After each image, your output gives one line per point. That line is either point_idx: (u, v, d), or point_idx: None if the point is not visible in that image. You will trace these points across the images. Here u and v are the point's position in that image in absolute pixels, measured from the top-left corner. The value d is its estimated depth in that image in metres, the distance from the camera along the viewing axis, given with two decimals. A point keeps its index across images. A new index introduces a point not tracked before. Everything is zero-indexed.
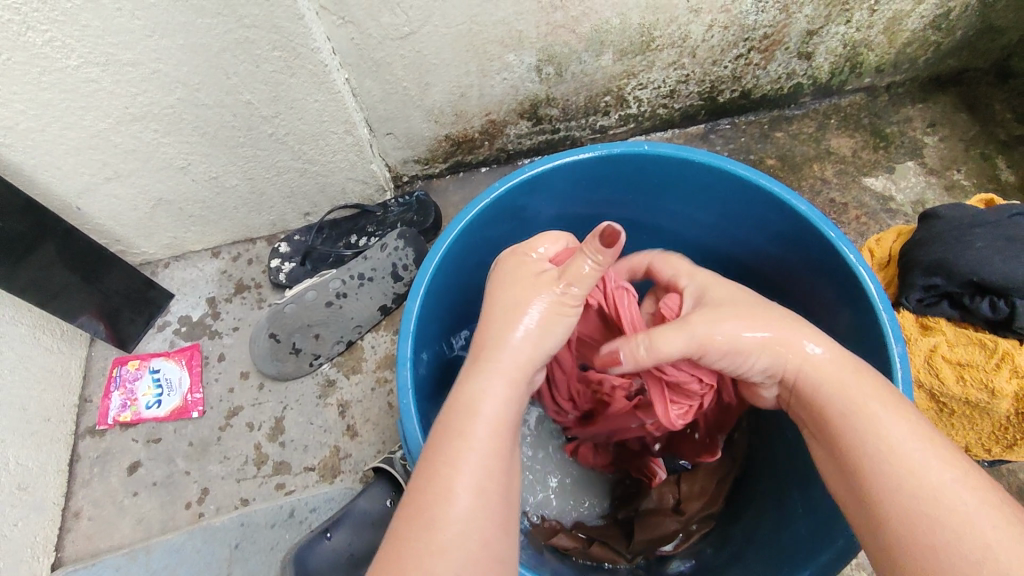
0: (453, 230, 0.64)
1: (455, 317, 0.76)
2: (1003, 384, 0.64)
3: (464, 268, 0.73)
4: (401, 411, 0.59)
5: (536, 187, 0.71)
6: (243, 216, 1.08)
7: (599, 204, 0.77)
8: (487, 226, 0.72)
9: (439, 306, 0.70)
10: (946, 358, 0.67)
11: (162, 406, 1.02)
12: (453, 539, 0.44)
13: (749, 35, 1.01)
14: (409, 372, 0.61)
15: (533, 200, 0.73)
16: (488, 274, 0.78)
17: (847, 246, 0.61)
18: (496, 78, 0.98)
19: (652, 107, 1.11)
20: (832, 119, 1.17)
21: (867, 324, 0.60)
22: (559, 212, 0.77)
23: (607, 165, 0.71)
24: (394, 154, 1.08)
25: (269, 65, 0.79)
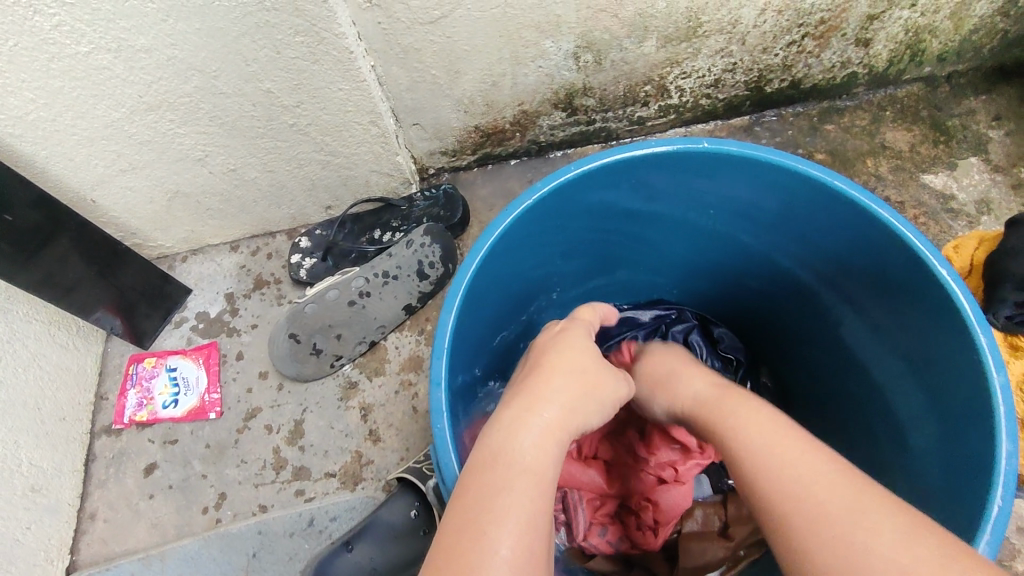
0: (495, 238, 0.58)
1: (490, 329, 0.70)
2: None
3: (501, 275, 0.67)
4: (435, 438, 0.54)
5: (580, 187, 0.65)
6: (263, 209, 1.04)
7: (649, 205, 0.71)
8: (528, 229, 0.66)
9: (475, 318, 0.65)
10: None
11: (180, 406, 0.98)
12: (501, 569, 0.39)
13: (803, 21, 0.93)
14: (444, 393, 0.56)
15: (576, 201, 0.67)
16: (525, 281, 0.73)
17: (936, 259, 0.54)
18: (531, 66, 0.91)
19: (694, 98, 1.04)
20: (888, 111, 1.09)
21: (958, 347, 0.54)
22: (602, 214, 0.71)
23: (661, 163, 0.64)
24: (420, 146, 1.03)
25: (292, 51, 0.74)
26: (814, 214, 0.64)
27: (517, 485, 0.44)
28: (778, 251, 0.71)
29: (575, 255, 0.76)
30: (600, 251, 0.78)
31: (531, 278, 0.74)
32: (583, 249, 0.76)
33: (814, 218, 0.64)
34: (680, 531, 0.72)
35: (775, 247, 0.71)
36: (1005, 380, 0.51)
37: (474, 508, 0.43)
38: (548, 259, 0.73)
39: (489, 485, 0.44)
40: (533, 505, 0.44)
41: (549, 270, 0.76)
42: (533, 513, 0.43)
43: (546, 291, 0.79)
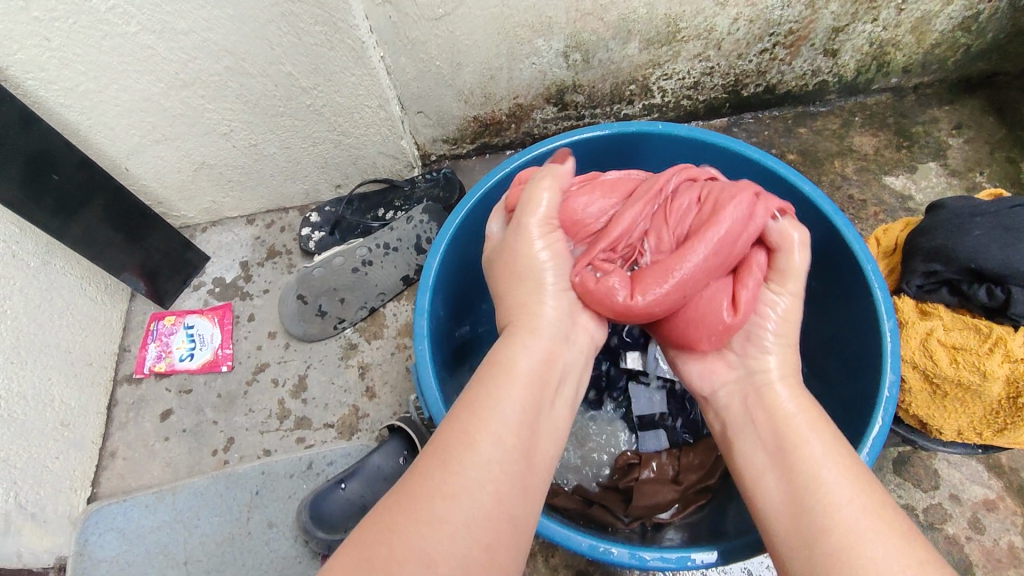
0: (474, 201, 0.69)
1: (472, 282, 0.81)
2: (995, 366, 0.66)
3: (481, 234, 0.78)
4: (417, 357, 0.64)
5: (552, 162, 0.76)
6: (279, 184, 1.14)
7: None
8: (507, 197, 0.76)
9: (455, 270, 0.75)
10: (941, 341, 0.69)
11: (195, 359, 1.08)
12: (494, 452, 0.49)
13: (774, 30, 1.03)
14: (427, 322, 0.66)
15: None
16: None
17: (846, 227, 0.64)
18: (524, 62, 1.01)
19: (676, 98, 1.14)
20: (857, 117, 1.19)
21: (865, 304, 0.64)
22: None
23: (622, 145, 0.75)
24: (424, 133, 1.13)
25: (311, 38, 0.85)
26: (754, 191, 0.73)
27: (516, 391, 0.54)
28: None
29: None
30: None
31: None
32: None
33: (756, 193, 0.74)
34: (637, 479, 0.81)
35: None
36: (893, 325, 0.61)
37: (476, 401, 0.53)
38: None
39: (490, 392, 0.54)
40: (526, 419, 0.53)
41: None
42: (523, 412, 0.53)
43: None
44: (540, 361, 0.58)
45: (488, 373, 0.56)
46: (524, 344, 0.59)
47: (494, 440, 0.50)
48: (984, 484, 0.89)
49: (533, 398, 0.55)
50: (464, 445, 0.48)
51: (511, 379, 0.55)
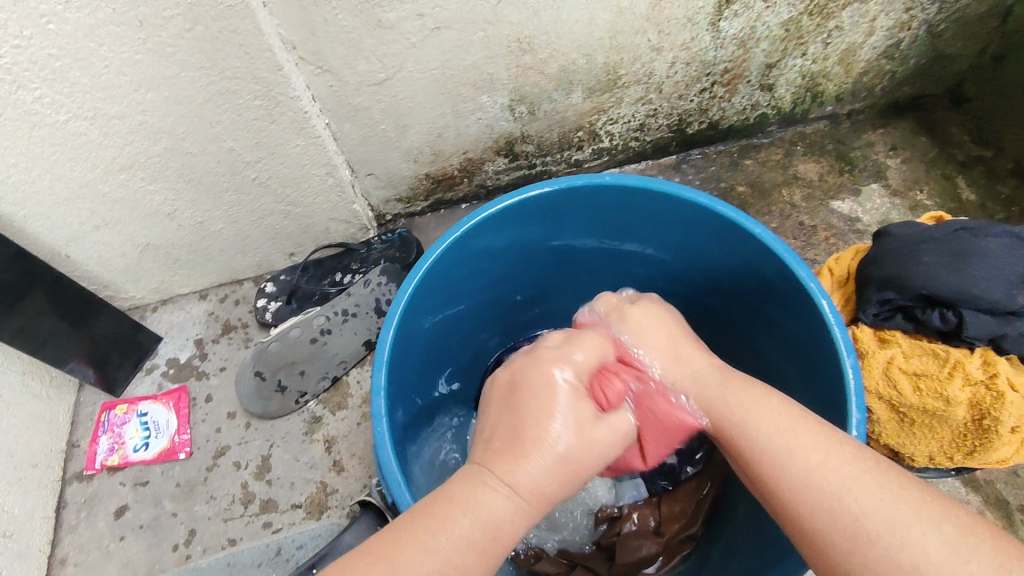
0: (422, 268, 0.66)
1: (426, 349, 0.78)
2: (956, 392, 0.65)
3: (434, 301, 0.75)
4: (376, 442, 0.60)
5: (501, 221, 0.73)
6: (231, 257, 1.11)
7: (565, 235, 0.80)
8: (458, 259, 0.74)
9: (411, 340, 0.72)
10: (902, 368, 0.68)
11: (150, 448, 1.02)
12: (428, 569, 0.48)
13: (710, 70, 1.05)
14: (383, 404, 0.62)
15: (501, 232, 0.75)
16: (459, 308, 0.81)
17: (799, 266, 0.64)
18: (470, 118, 1.02)
19: (623, 141, 1.15)
20: (798, 146, 1.22)
21: (823, 341, 0.63)
22: (522, 246, 0.79)
23: (570, 197, 0.73)
24: (376, 195, 1.13)
25: (251, 113, 0.84)
26: (707, 234, 0.73)
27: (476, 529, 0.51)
28: (677, 271, 0.81)
29: (505, 282, 0.84)
30: (532, 276, 0.86)
31: (464, 306, 0.82)
32: (513, 275, 0.84)
33: (710, 235, 0.73)
34: (619, 533, 0.78)
35: (681, 264, 0.80)
36: (855, 362, 0.60)
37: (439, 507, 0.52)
38: (475, 288, 0.81)
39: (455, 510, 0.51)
40: (485, 546, 0.51)
41: (484, 296, 0.84)
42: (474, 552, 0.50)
43: (477, 319, 0.86)
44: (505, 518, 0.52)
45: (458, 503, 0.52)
46: (496, 492, 0.53)
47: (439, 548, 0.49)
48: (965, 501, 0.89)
49: (488, 550, 0.51)
50: (425, 541, 0.49)
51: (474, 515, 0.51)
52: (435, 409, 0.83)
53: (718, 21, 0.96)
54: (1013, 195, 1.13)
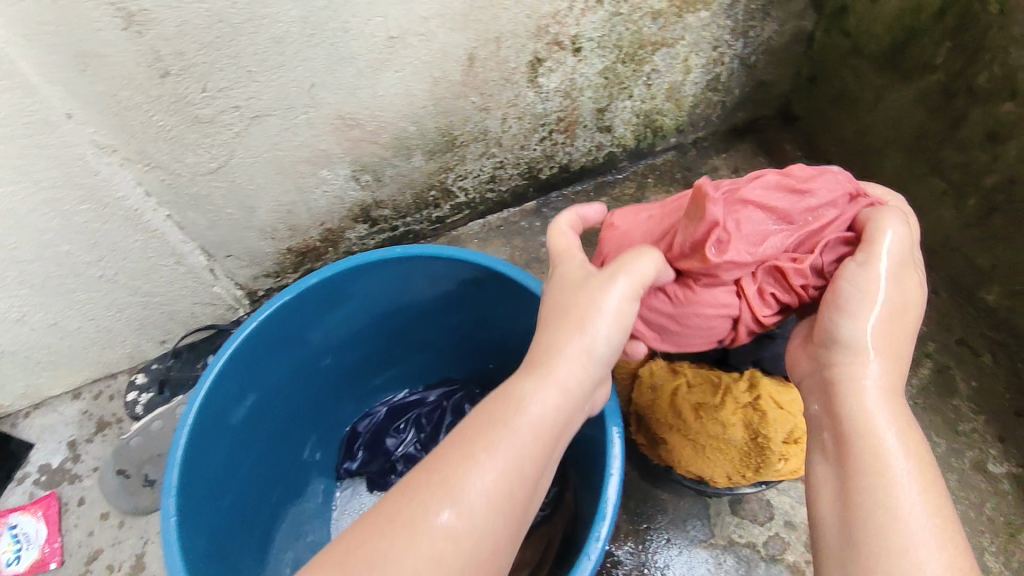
0: (215, 360, 0.70)
1: (255, 431, 0.83)
2: (729, 416, 0.75)
3: (252, 386, 0.80)
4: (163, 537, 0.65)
5: (307, 303, 0.78)
6: (97, 354, 1.10)
7: (383, 305, 0.86)
8: (269, 344, 0.78)
9: (220, 428, 0.76)
10: (686, 397, 0.78)
11: (20, 562, 1.00)
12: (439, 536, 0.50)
13: (544, 121, 1.11)
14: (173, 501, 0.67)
15: (313, 313, 0.81)
16: (291, 386, 0.86)
17: None
18: (316, 193, 1.05)
19: (479, 194, 1.20)
20: (649, 179, 1.30)
21: None
22: (345, 321, 0.85)
23: (370, 272, 0.79)
24: (241, 274, 1.13)
25: (80, 217, 0.86)
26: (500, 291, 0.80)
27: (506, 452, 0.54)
28: (494, 326, 0.88)
29: (332, 355, 0.88)
30: (360, 344, 0.90)
31: (296, 383, 0.87)
32: (338, 346, 0.88)
33: (506, 293, 0.80)
34: None
35: (496, 320, 0.87)
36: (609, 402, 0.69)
37: (469, 448, 0.54)
38: (307, 365, 0.86)
39: (486, 441, 0.54)
40: (510, 491, 0.53)
41: (314, 371, 0.88)
42: (491, 504, 0.52)
43: (321, 392, 0.92)
44: (528, 443, 0.55)
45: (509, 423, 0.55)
46: (506, 431, 0.55)
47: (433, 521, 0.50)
48: None
49: (500, 510, 0.52)
50: (419, 508, 0.51)
51: (510, 430, 0.55)
52: (279, 485, 0.88)
53: (536, 78, 1.03)
54: None
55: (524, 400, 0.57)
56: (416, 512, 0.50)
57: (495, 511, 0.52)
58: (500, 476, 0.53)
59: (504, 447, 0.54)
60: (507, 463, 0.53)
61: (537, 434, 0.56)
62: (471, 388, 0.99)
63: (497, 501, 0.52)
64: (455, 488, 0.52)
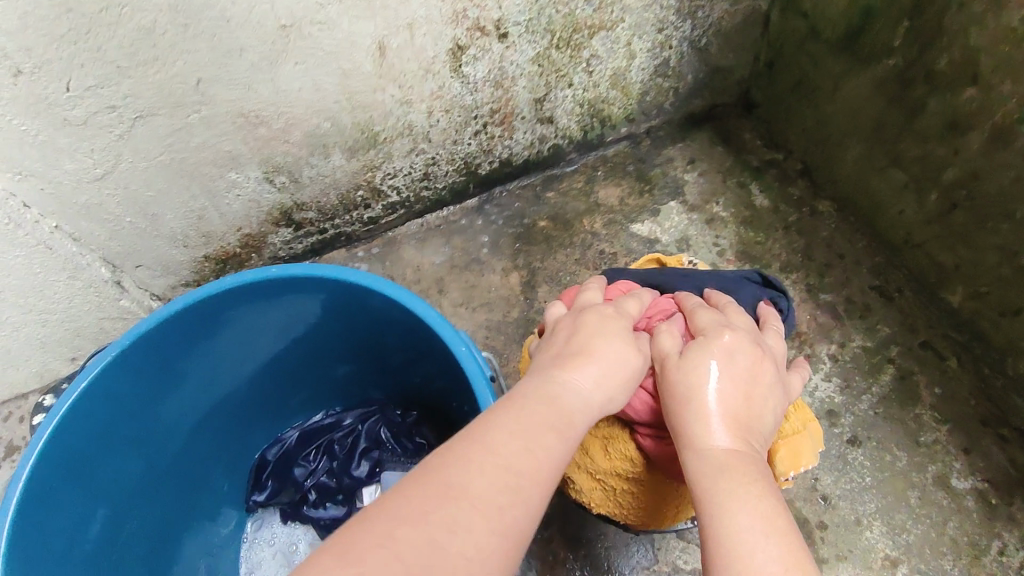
0: (60, 400, 0.63)
1: (129, 470, 0.76)
2: (631, 448, 0.68)
3: (122, 418, 0.73)
4: None
5: (180, 328, 0.71)
6: (2, 374, 1.03)
7: (274, 328, 0.79)
8: (137, 374, 0.72)
9: (79, 471, 0.69)
10: (592, 433, 0.71)
11: None
12: (455, 543, 0.42)
13: (476, 113, 1.03)
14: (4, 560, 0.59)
15: (190, 339, 0.74)
16: (174, 415, 0.80)
17: (460, 344, 0.67)
18: (228, 196, 0.97)
19: (414, 192, 1.12)
20: (599, 172, 1.22)
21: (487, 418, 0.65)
22: (230, 345, 0.78)
23: (249, 295, 0.72)
24: (157, 284, 1.06)
25: None
26: (395, 315, 0.74)
27: (532, 474, 0.48)
28: (399, 347, 0.83)
29: (220, 381, 0.82)
30: (254, 368, 0.84)
31: (180, 412, 0.80)
32: (228, 370, 0.82)
33: (398, 318, 0.74)
34: None
35: (400, 344, 0.81)
36: None
37: (503, 453, 0.48)
38: (193, 392, 0.80)
39: (514, 446, 0.49)
40: (521, 512, 0.46)
41: (201, 399, 0.82)
42: (509, 519, 0.45)
43: (213, 420, 0.85)
44: (550, 461, 0.49)
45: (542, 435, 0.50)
46: (544, 438, 0.50)
47: (456, 526, 0.43)
48: None
49: (521, 532, 0.46)
50: (450, 508, 0.44)
51: (527, 442, 0.49)
52: (169, 524, 0.82)
53: (460, 67, 0.95)
54: (802, 196, 1.16)
55: (571, 427, 0.52)
56: (439, 510, 0.43)
57: (506, 532, 0.45)
58: (512, 505, 0.46)
59: (523, 459, 0.48)
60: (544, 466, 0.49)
61: (540, 467, 0.49)
62: (390, 410, 0.94)
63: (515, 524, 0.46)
64: (476, 490, 0.45)
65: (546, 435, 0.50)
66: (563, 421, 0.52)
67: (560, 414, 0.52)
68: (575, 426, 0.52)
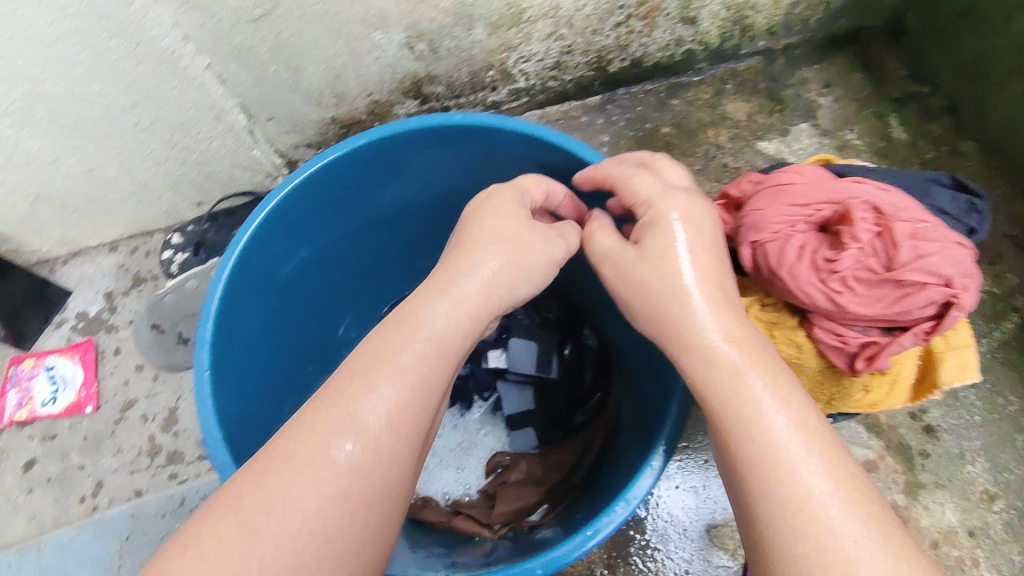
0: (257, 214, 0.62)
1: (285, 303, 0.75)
2: (806, 337, 0.61)
3: (290, 247, 0.72)
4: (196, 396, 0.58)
5: (358, 163, 0.69)
6: (133, 208, 1.07)
7: (432, 180, 0.77)
8: (312, 204, 0.70)
9: (257, 291, 0.69)
10: None
11: (58, 403, 1.02)
12: (355, 440, 0.46)
13: (624, 3, 0.98)
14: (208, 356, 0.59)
15: (361, 178, 0.72)
16: (324, 257, 0.79)
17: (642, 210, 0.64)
18: (368, 58, 0.96)
19: (541, 80, 1.10)
20: (729, 84, 1.17)
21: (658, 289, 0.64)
22: (389, 192, 0.77)
23: (431, 140, 0.70)
24: (282, 140, 1.07)
25: (110, 54, 0.78)
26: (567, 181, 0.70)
27: (418, 357, 0.51)
28: (546, 217, 0.81)
29: (365, 228, 0.81)
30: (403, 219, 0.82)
31: (327, 254, 0.79)
32: (376, 220, 0.81)
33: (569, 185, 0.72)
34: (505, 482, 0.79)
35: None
36: None
37: (373, 356, 0.50)
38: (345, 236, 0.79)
39: (395, 341, 0.51)
40: (412, 398, 0.49)
41: (352, 242, 0.81)
42: (401, 404, 0.48)
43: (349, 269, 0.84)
44: (421, 357, 0.51)
45: (393, 326, 0.53)
46: (405, 334, 0.52)
47: (355, 418, 0.47)
48: (862, 445, 0.91)
49: (403, 423, 0.48)
50: (361, 391, 0.48)
51: (408, 335, 0.52)
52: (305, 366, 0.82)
53: None
54: (942, 135, 1.11)
55: (433, 318, 0.53)
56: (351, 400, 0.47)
57: (413, 409, 0.49)
58: (405, 394, 0.49)
59: (407, 351, 0.51)
60: (419, 356, 0.51)
61: (424, 361, 0.51)
62: None
63: (401, 408, 0.48)
64: (392, 373, 0.49)
65: (421, 325, 0.52)
66: (420, 323, 0.52)
67: (436, 308, 0.53)
68: (428, 317, 0.53)
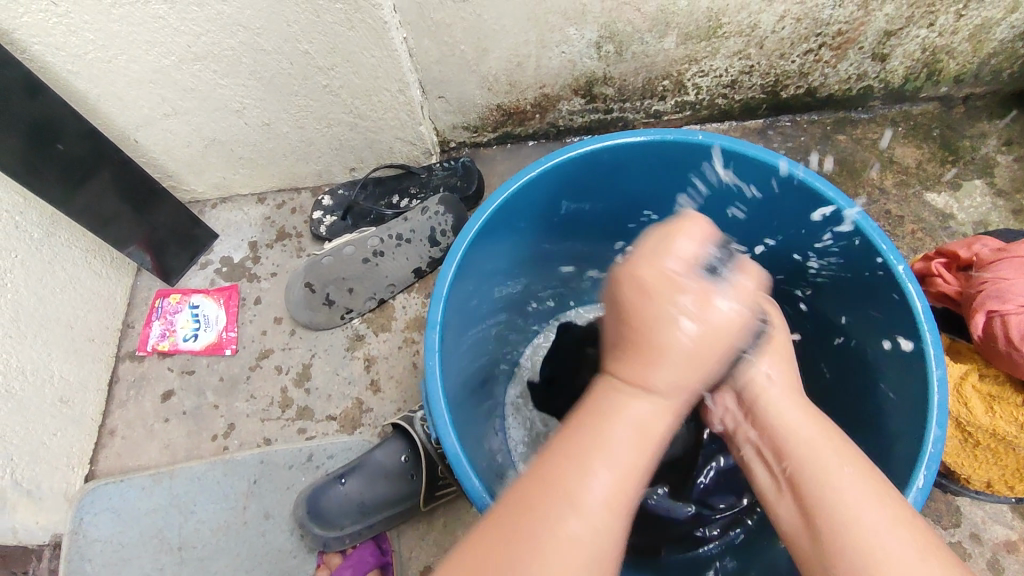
0: (499, 203, 0.65)
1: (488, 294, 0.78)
2: None
3: (507, 240, 0.74)
4: (426, 372, 0.61)
5: (587, 166, 0.71)
6: (291, 164, 1.10)
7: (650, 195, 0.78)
8: (537, 201, 0.72)
9: (476, 276, 0.71)
10: (976, 387, 0.75)
11: (199, 340, 1.06)
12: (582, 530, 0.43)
13: (822, 30, 0.97)
14: (438, 336, 0.62)
15: (585, 180, 0.74)
16: (528, 257, 0.81)
17: (895, 257, 0.62)
18: (554, 51, 0.96)
19: (710, 96, 1.08)
20: (899, 127, 1.12)
21: (909, 343, 0.62)
22: (605, 201, 0.78)
23: (660, 153, 0.71)
24: (444, 119, 1.09)
25: (330, 16, 0.80)
26: (799, 209, 0.70)
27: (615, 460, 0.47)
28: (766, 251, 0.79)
29: (571, 234, 0.82)
30: (604, 222, 0.82)
31: (532, 255, 0.81)
32: (583, 227, 0.82)
33: (805, 222, 0.71)
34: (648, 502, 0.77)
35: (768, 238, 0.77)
36: (942, 373, 0.58)
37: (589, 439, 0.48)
38: (550, 238, 0.81)
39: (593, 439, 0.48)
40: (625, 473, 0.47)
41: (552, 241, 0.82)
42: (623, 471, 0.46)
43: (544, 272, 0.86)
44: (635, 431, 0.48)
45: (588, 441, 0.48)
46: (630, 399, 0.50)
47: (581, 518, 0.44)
48: None
49: (624, 487, 0.46)
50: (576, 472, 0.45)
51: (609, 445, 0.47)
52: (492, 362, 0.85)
53: None
54: None
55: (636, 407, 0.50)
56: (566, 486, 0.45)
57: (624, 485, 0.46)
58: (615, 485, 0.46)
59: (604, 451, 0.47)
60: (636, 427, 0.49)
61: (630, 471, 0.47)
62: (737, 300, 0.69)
63: (633, 468, 0.47)
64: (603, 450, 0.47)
65: (649, 389, 0.51)
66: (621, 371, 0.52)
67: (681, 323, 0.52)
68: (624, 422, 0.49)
